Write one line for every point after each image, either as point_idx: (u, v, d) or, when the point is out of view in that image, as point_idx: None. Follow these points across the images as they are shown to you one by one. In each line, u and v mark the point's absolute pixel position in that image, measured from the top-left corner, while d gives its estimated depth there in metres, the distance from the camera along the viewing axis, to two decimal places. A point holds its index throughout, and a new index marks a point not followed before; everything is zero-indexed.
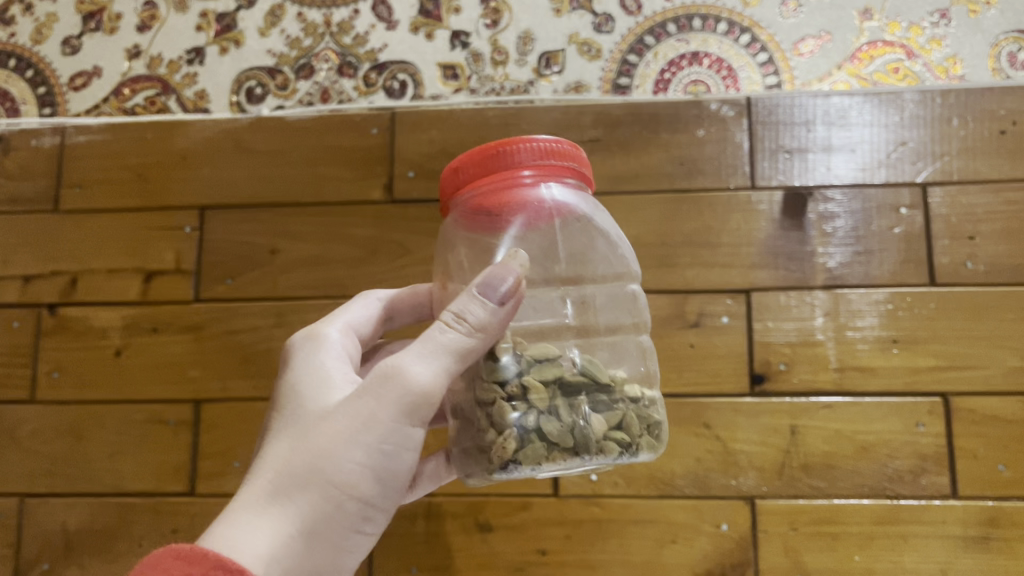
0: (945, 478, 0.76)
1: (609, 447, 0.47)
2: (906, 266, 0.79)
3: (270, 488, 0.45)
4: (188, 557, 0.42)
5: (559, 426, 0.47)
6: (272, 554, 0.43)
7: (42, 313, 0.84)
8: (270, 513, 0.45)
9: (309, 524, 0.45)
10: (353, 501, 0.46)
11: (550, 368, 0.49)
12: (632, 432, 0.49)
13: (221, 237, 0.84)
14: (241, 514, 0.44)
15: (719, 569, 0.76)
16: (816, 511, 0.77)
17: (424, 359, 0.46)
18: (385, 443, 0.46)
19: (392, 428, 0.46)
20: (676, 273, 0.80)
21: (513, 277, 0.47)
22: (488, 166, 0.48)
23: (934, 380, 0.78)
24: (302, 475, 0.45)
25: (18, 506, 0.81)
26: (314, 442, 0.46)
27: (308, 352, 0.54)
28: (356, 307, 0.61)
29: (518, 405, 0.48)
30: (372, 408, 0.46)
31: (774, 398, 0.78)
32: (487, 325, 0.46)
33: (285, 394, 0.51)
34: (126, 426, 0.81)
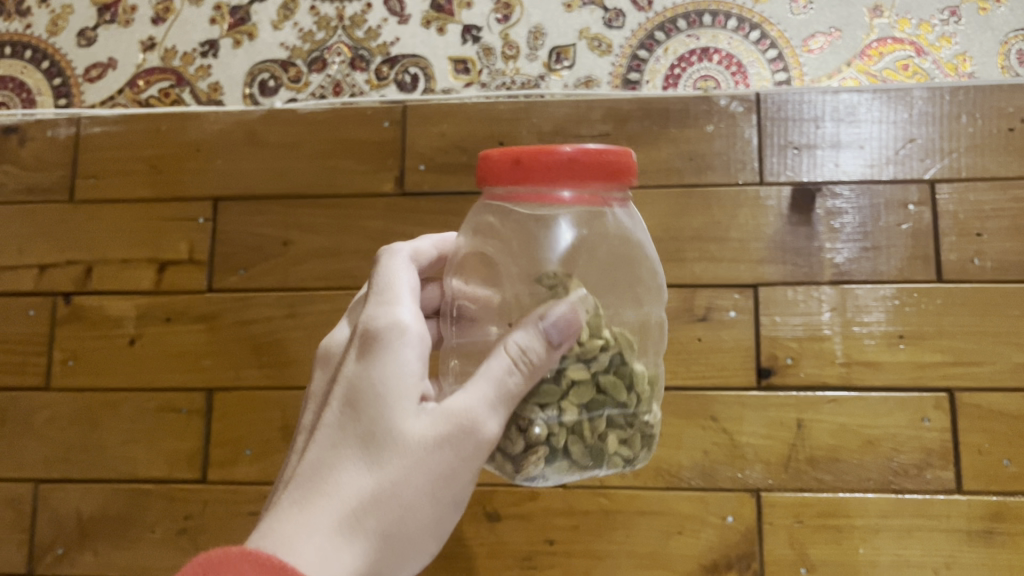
0: (950, 472, 0.77)
1: (616, 462, 0.49)
2: (913, 263, 0.80)
3: (349, 524, 0.45)
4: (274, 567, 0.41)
5: (580, 444, 0.49)
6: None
7: (57, 301, 0.85)
8: (346, 552, 0.44)
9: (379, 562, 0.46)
10: (423, 540, 0.47)
11: (585, 391, 0.49)
12: (636, 447, 0.50)
13: (234, 229, 0.85)
14: (320, 537, 0.44)
15: (724, 560, 0.77)
16: (821, 504, 0.77)
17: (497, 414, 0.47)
18: (463, 488, 0.47)
19: (463, 481, 0.47)
20: (684, 267, 0.81)
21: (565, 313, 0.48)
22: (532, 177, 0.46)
23: (939, 375, 0.78)
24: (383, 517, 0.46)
25: (33, 491, 0.82)
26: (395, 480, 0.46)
27: (381, 344, 0.48)
28: (408, 270, 0.54)
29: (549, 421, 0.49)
30: (452, 463, 0.47)
31: (781, 391, 0.79)
32: (544, 366, 0.47)
33: (356, 401, 0.48)
34: (139, 414, 0.83)
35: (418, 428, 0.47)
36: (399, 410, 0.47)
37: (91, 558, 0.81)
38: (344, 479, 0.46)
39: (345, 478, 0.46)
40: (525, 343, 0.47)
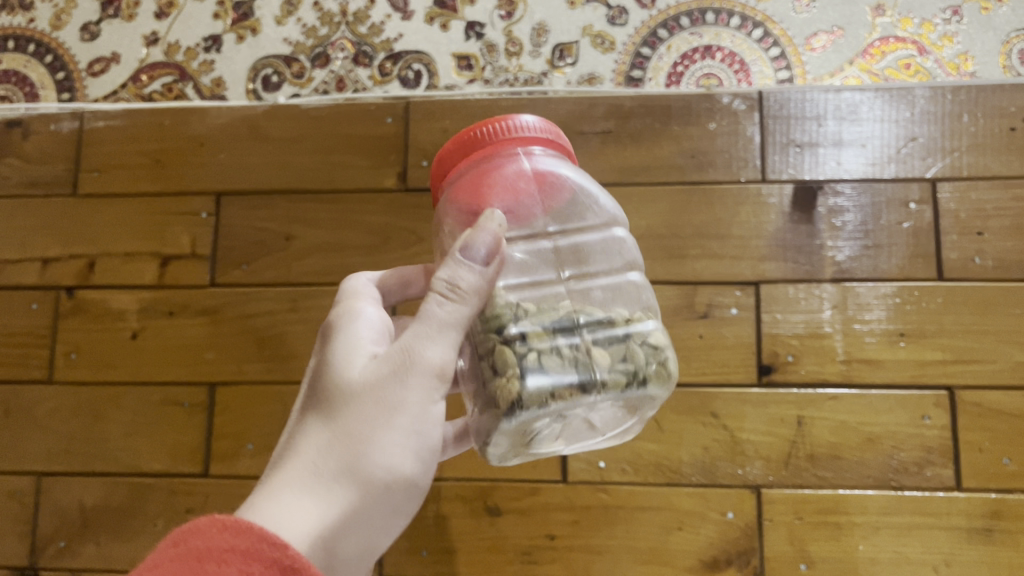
0: (949, 470, 0.77)
1: (618, 377, 0.46)
2: (914, 261, 0.80)
3: (312, 476, 0.46)
4: (235, 528, 0.40)
5: (560, 360, 0.46)
6: (316, 540, 0.44)
7: (60, 295, 0.85)
8: (310, 500, 0.45)
9: (349, 505, 0.45)
10: (396, 479, 0.46)
11: (547, 315, 0.48)
12: (639, 360, 0.47)
13: (237, 224, 0.85)
14: (287, 495, 0.45)
15: (724, 556, 0.78)
16: (821, 501, 0.78)
17: (444, 340, 0.46)
18: (420, 416, 0.47)
19: (421, 409, 0.47)
20: (686, 264, 0.81)
21: (490, 236, 0.47)
22: (473, 143, 0.49)
23: (939, 373, 0.79)
24: (341, 460, 0.46)
25: (35, 484, 0.82)
26: (347, 424, 0.46)
27: (337, 332, 0.52)
28: (370, 286, 0.58)
29: (518, 346, 0.46)
30: (401, 392, 0.46)
31: (781, 388, 0.79)
32: (479, 288, 0.47)
33: (315, 378, 0.50)
34: (141, 407, 0.83)
35: (364, 375, 0.48)
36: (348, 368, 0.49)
37: (92, 551, 0.81)
38: (305, 439, 0.47)
39: (308, 441, 0.47)
40: (454, 271, 0.46)
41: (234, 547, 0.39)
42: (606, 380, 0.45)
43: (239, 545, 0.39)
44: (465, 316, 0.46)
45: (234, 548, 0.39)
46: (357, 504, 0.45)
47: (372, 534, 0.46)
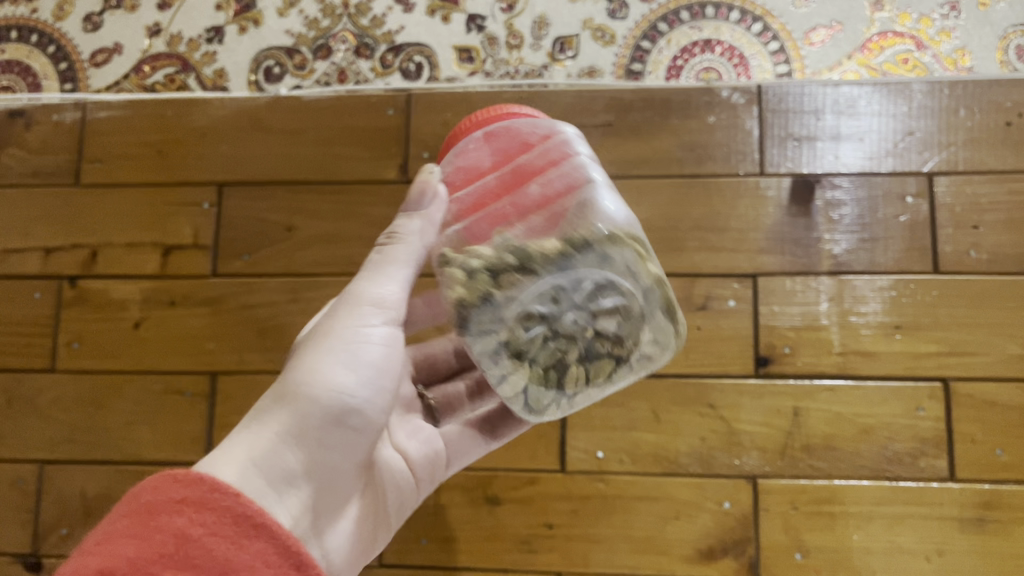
0: (943, 461, 0.78)
1: (552, 257, 0.49)
2: (910, 254, 0.81)
3: (260, 413, 0.50)
4: (184, 479, 0.43)
5: (502, 255, 0.50)
6: (254, 461, 0.47)
7: (62, 284, 0.86)
8: (251, 431, 0.49)
9: (291, 428, 0.49)
10: (334, 401, 0.51)
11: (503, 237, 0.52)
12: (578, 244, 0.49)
13: (238, 214, 0.85)
14: (235, 436, 0.49)
15: (720, 545, 0.79)
16: (816, 491, 0.79)
17: (386, 274, 0.53)
18: (359, 338, 0.52)
19: (358, 331, 0.52)
20: (684, 256, 0.82)
21: (427, 181, 0.53)
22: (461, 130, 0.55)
23: (934, 365, 0.79)
24: (284, 391, 0.51)
25: (38, 472, 0.83)
26: (290, 363, 0.52)
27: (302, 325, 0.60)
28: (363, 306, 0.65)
29: (468, 258, 0.51)
30: (339, 323, 0.52)
31: (778, 379, 0.80)
32: (419, 227, 0.53)
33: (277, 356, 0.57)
34: (144, 396, 0.84)
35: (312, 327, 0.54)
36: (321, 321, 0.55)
37: None
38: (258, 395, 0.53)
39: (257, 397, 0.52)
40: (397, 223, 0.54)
41: (185, 498, 0.42)
42: (548, 252, 0.49)
43: (190, 496, 0.42)
44: (404, 253, 0.53)
45: (185, 500, 0.42)
46: (298, 425, 0.50)
47: (315, 460, 0.50)
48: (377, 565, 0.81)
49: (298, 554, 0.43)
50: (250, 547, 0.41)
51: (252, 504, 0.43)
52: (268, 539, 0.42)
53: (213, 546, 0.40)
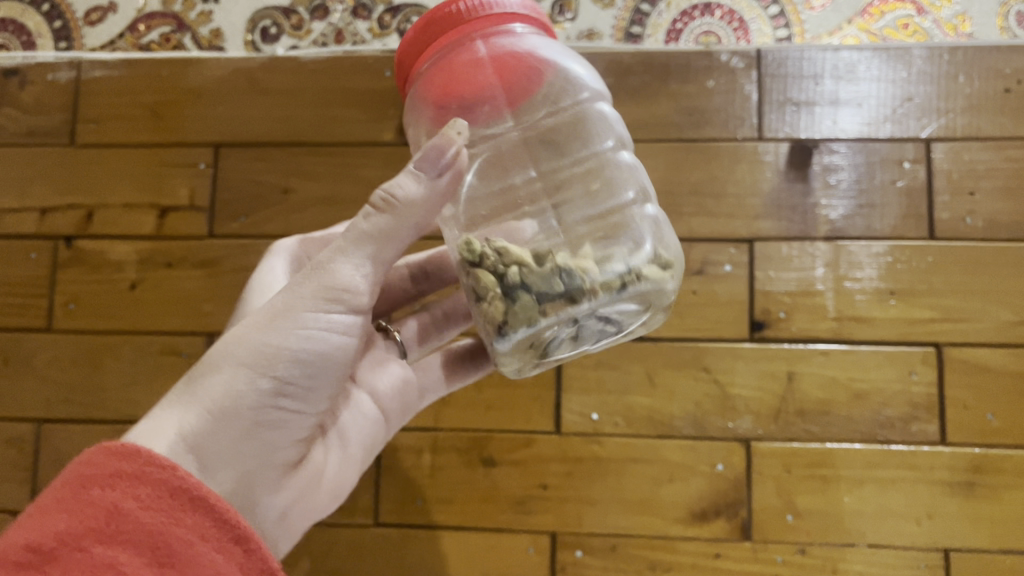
0: (935, 425, 0.79)
1: (593, 279, 0.48)
2: (906, 220, 0.81)
3: (194, 380, 0.51)
4: (118, 452, 0.45)
5: (540, 275, 0.48)
6: (183, 433, 0.48)
7: (58, 244, 0.85)
8: (180, 398, 0.50)
9: (224, 401, 0.50)
10: (271, 382, 0.51)
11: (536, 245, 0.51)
12: (623, 266, 0.48)
13: (235, 176, 0.85)
14: (167, 402, 0.50)
15: (713, 507, 0.79)
16: (809, 454, 0.79)
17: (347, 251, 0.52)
18: (306, 317, 0.52)
19: (309, 311, 0.52)
20: (681, 222, 0.82)
21: (453, 150, 0.49)
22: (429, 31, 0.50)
23: (927, 331, 0.80)
24: (221, 362, 0.51)
25: (35, 431, 0.83)
26: (234, 332, 0.52)
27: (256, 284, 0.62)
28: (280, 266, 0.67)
29: (502, 268, 0.49)
30: (288, 297, 0.52)
31: (773, 344, 0.81)
32: (421, 201, 0.50)
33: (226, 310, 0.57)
34: (140, 356, 0.84)
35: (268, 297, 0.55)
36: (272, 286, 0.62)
37: None
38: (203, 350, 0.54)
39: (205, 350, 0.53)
40: (394, 184, 0.51)
41: (121, 471, 0.44)
42: (593, 275, 0.48)
43: (125, 469, 0.44)
44: (393, 226, 0.51)
45: (121, 473, 0.44)
46: (231, 400, 0.50)
47: (248, 438, 0.51)
48: (373, 524, 0.81)
49: (233, 525, 0.45)
50: (186, 521, 0.44)
51: (189, 478, 0.45)
52: (203, 513, 0.45)
53: (147, 520, 0.43)
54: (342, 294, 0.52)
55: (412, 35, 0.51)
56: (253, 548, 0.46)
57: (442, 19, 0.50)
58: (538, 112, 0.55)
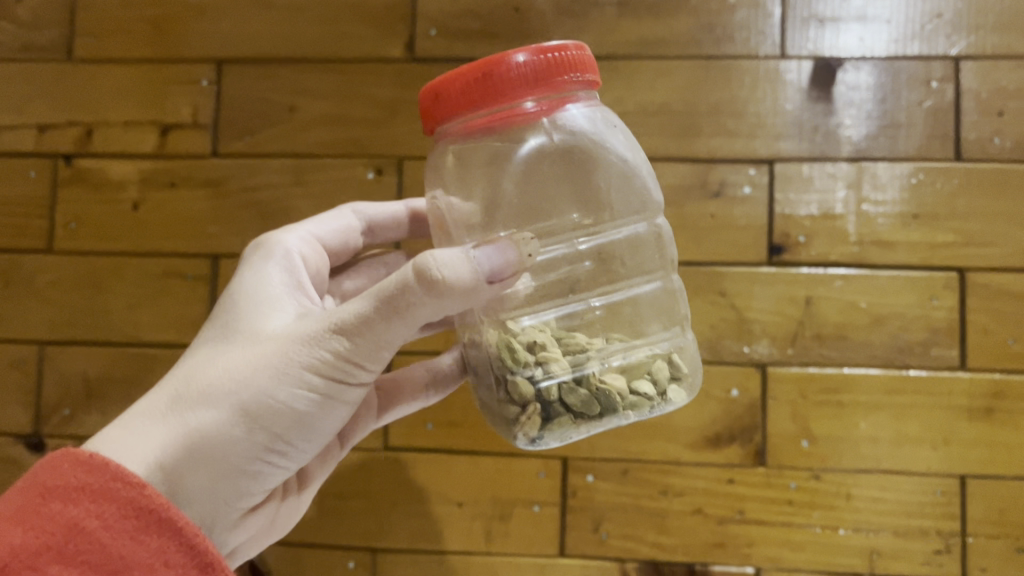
0: (955, 351, 0.77)
1: (633, 404, 0.48)
2: (931, 141, 0.79)
3: (179, 404, 0.48)
4: (86, 465, 0.44)
5: (582, 395, 0.47)
6: (160, 463, 0.46)
7: (58, 163, 0.83)
8: (162, 423, 0.48)
9: (209, 442, 0.47)
10: (262, 436, 0.48)
11: (571, 349, 0.49)
12: (660, 385, 0.49)
13: (238, 94, 0.82)
14: (147, 417, 0.48)
15: (727, 433, 0.78)
16: (826, 379, 0.78)
17: (374, 324, 0.46)
18: (311, 382, 0.48)
19: (316, 375, 0.48)
20: (699, 142, 0.80)
21: (513, 257, 0.45)
22: (482, 85, 0.45)
23: (950, 255, 0.78)
24: (218, 397, 0.48)
25: (38, 354, 0.82)
26: (237, 366, 0.48)
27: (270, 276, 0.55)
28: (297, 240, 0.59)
29: (540, 378, 0.48)
30: (298, 349, 0.48)
31: (791, 268, 0.79)
32: (469, 294, 0.44)
33: (231, 310, 0.53)
34: (143, 278, 0.82)
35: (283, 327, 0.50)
36: (274, 290, 0.54)
37: (98, 420, 0.81)
38: (193, 358, 0.51)
39: (195, 361, 0.50)
40: (441, 261, 0.44)
41: (85, 486, 0.43)
42: (632, 400, 0.48)
43: (89, 484, 0.43)
44: (435, 313, 0.45)
45: (85, 488, 0.43)
46: (217, 442, 0.47)
47: (226, 480, 0.49)
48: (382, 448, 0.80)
49: (201, 552, 0.44)
50: (149, 543, 0.43)
51: (155, 497, 0.44)
52: (170, 535, 0.43)
53: (108, 541, 0.42)
54: (352, 367, 0.48)
55: (457, 80, 0.46)
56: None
57: (497, 82, 0.45)
58: (569, 167, 0.54)
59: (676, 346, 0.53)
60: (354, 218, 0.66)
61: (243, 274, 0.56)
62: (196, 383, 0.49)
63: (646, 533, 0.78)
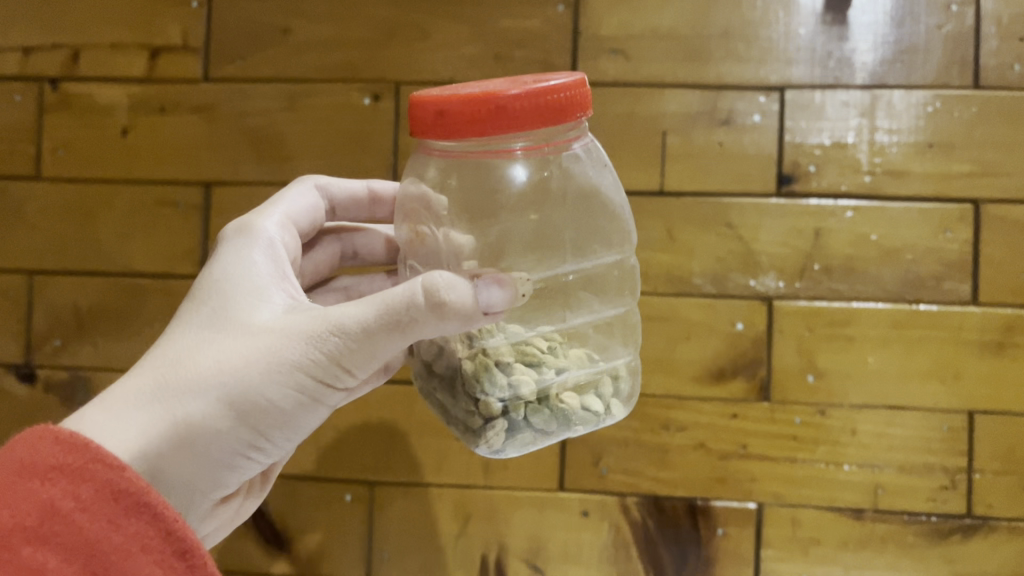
0: (967, 284, 0.75)
1: (587, 420, 0.50)
2: (949, 68, 0.76)
3: (163, 392, 0.47)
4: (65, 445, 0.42)
5: (543, 414, 0.49)
6: (143, 453, 0.45)
7: (44, 87, 0.80)
8: (143, 410, 0.46)
9: (194, 435, 0.46)
10: (246, 434, 0.47)
11: (533, 363, 0.50)
12: (609, 399, 0.51)
13: (229, 15, 0.79)
14: (127, 403, 0.46)
15: (731, 367, 0.76)
16: (833, 313, 0.76)
17: (364, 330, 0.45)
18: (300, 384, 0.47)
19: (304, 378, 0.47)
20: (708, 68, 0.77)
21: (510, 290, 0.45)
22: (481, 122, 0.43)
23: (965, 186, 0.76)
24: (205, 390, 0.46)
25: (27, 283, 0.80)
26: (227, 360, 0.47)
27: (254, 260, 0.52)
28: (279, 224, 0.57)
29: (505, 398, 0.48)
30: (289, 349, 0.46)
31: (800, 199, 0.76)
32: (462, 316, 0.44)
33: (215, 295, 0.50)
34: (134, 207, 0.80)
35: (270, 321, 0.48)
36: (261, 279, 0.51)
37: (89, 351, 0.79)
38: (176, 342, 0.48)
39: (178, 346, 0.48)
40: (449, 284, 0.43)
41: (62, 464, 0.41)
42: (586, 416, 0.50)
43: (67, 462, 0.41)
44: (429, 329, 0.44)
45: (63, 468, 0.41)
46: (202, 435, 0.46)
47: (205, 470, 0.48)
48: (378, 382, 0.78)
49: (179, 538, 0.42)
50: (127, 528, 0.41)
51: (136, 481, 0.42)
52: (149, 521, 0.41)
53: (84, 524, 0.40)
54: (340, 372, 0.47)
55: (450, 101, 0.44)
56: (198, 564, 0.42)
57: (491, 116, 0.43)
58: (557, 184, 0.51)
59: (629, 366, 0.54)
60: (317, 193, 0.63)
61: (228, 258, 0.53)
62: (182, 370, 0.47)
63: (646, 468, 0.76)
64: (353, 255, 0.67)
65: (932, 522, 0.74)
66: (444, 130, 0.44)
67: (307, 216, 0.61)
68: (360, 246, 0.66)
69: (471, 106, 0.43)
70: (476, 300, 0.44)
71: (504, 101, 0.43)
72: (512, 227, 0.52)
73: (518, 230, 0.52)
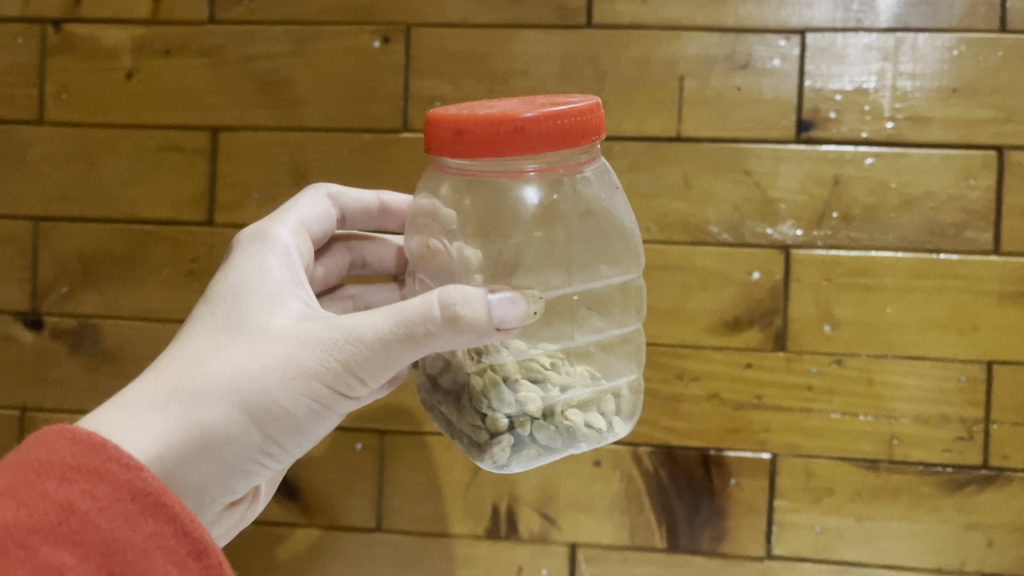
0: (988, 233, 0.74)
1: (591, 437, 0.50)
2: (976, 10, 0.73)
3: (179, 395, 0.47)
4: (86, 445, 0.42)
5: (549, 431, 0.49)
6: (159, 455, 0.46)
7: (46, 30, 0.79)
8: (160, 412, 0.46)
9: (209, 439, 0.46)
10: (259, 438, 0.47)
11: (539, 379, 0.50)
12: (610, 416, 0.51)
13: None
14: (145, 405, 0.47)
15: (746, 317, 0.75)
16: (851, 262, 0.75)
17: (378, 341, 0.45)
18: (313, 392, 0.47)
19: (318, 387, 0.47)
20: (727, 10, 0.75)
21: (519, 311, 0.44)
22: (498, 144, 0.44)
23: (989, 132, 0.74)
24: (220, 393, 0.46)
25: (33, 230, 0.79)
26: (242, 365, 0.47)
27: (268, 268, 0.53)
28: (295, 233, 0.57)
29: (513, 414, 0.49)
30: (304, 356, 0.46)
31: (820, 146, 0.75)
32: (474, 329, 0.44)
33: (230, 300, 0.50)
34: (139, 153, 0.78)
35: (285, 328, 0.48)
36: (276, 285, 0.51)
37: (96, 299, 0.79)
38: (193, 346, 0.49)
39: (193, 349, 0.49)
40: (463, 298, 0.43)
41: (80, 465, 0.42)
42: (590, 434, 0.50)
43: (85, 464, 0.42)
44: (443, 343, 0.44)
45: (82, 467, 0.42)
46: (217, 439, 0.47)
47: (218, 474, 0.48)
48: None
49: (195, 538, 0.43)
50: (144, 527, 0.41)
51: (153, 482, 0.43)
52: (165, 521, 0.42)
53: (102, 523, 0.41)
54: (354, 380, 0.47)
55: (470, 121, 0.44)
56: (213, 563, 0.43)
57: (507, 138, 0.44)
58: (568, 204, 0.51)
59: (630, 385, 0.54)
60: (330, 201, 0.62)
61: (244, 265, 0.53)
62: (198, 375, 0.47)
63: (659, 418, 0.76)
64: (361, 265, 0.66)
65: (948, 473, 0.74)
66: (461, 149, 0.45)
67: (320, 222, 0.60)
68: (368, 255, 0.66)
69: (488, 129, 0.44)
70: (491, 315, 0.44)
71: (521, 126, 0.44)
72: (522, 245, 0.52)
73: (523, 246, 0.52)
